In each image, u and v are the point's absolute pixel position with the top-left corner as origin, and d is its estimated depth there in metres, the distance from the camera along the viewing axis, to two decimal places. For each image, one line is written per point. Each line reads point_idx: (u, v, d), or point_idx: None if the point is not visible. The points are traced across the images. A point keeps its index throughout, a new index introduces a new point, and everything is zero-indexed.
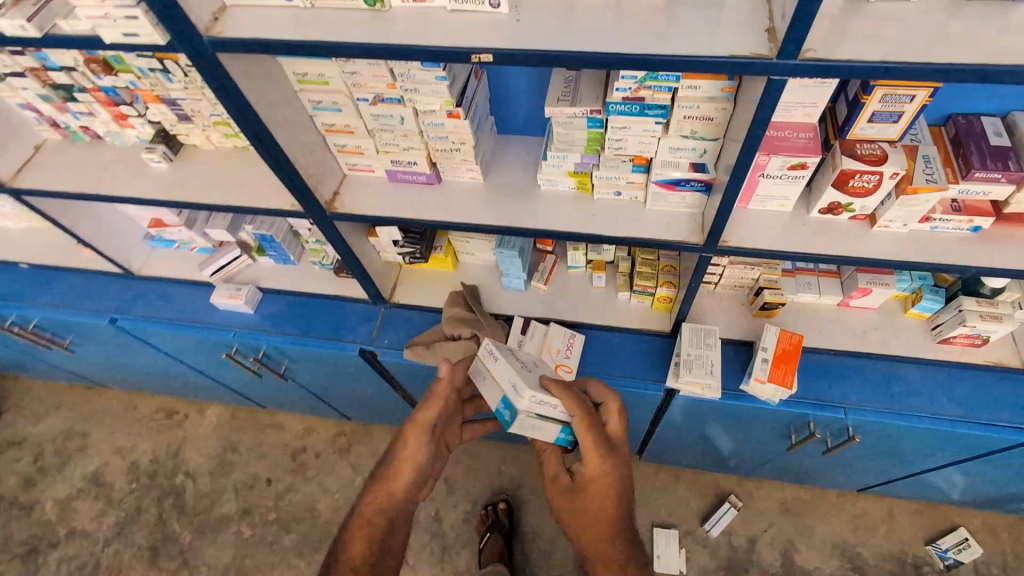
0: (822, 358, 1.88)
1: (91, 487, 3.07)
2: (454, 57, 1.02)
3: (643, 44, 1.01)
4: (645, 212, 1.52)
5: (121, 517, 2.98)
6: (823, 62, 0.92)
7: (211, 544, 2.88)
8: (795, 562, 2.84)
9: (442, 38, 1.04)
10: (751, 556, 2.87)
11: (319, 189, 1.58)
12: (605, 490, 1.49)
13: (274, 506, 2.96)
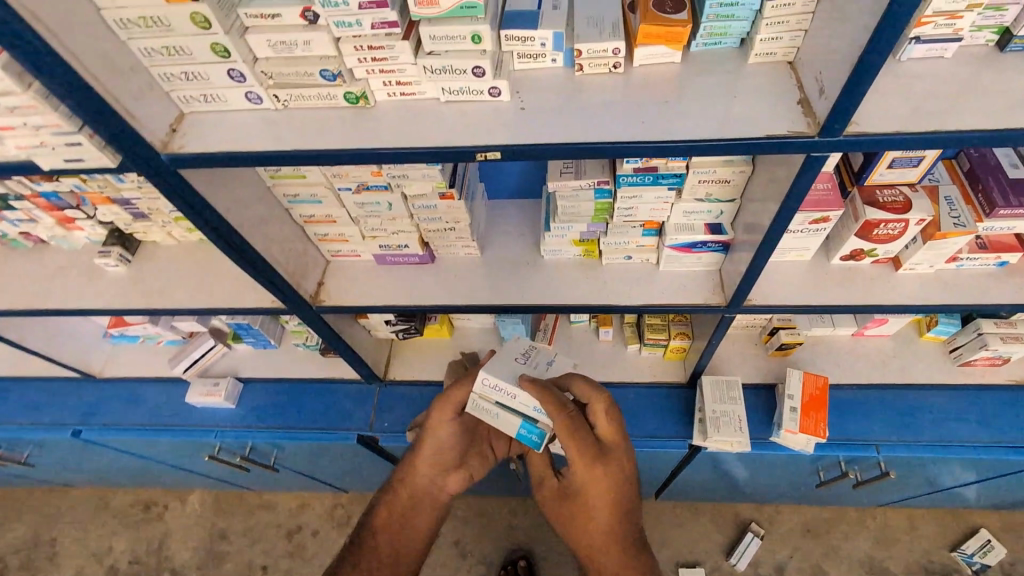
0: (846, 394, 1.81)
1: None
2: (455, 157, 0.91)
3: (665, 122, 0.91)
4: (658, 274, 1.44)
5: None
6: (871, 135, 0.83)
7: None
8: None
9: (440, 135, 0.93)
10: None
11: (302, 285, 1.43)
12: (599, 503, 1.31)
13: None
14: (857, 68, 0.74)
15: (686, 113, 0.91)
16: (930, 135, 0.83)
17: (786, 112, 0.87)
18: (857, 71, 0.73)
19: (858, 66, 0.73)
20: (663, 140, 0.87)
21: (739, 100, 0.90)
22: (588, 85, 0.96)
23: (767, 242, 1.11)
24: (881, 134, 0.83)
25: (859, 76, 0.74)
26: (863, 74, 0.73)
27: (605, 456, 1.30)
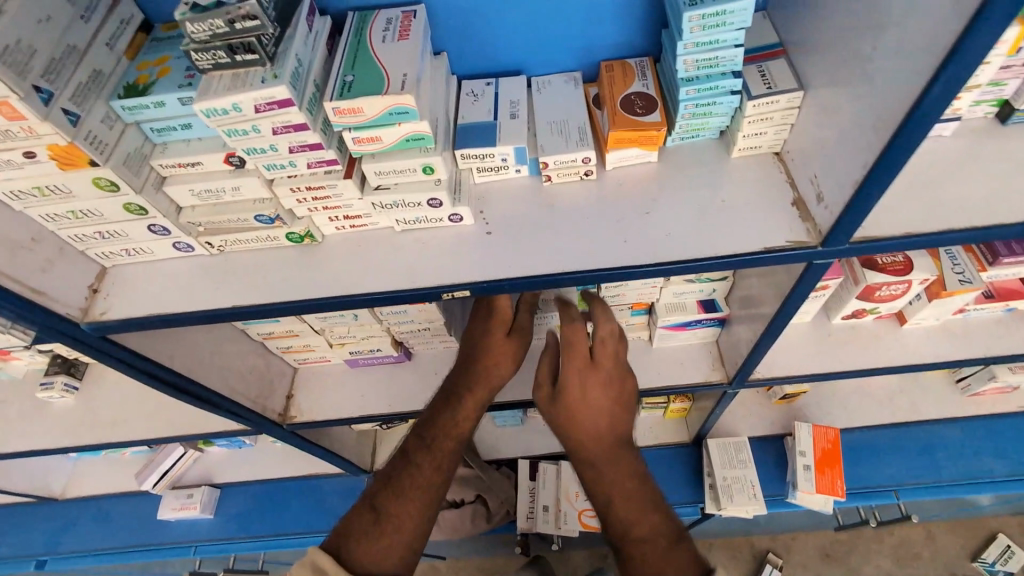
0: (858, 439, 1.73)
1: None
2: (417, 299, 0.80)
3: (649, 233, 0.80)
4: (652, 352, 1.34)
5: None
6: (877, 243, 0.74)
7: None
8: None
9: (398, 272, 0.82)
10: None
11: (268, 407, 1.31)
12: (587, 435, 0.97)
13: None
14: (863, 183, 0.65)
15: (674, 223, 0.80)
16: (953, 233, 0.73)
17: (786, 216, 0.78)
18: (864, 189, 0.65)
19: (866, 182, 0.65)
20: (654, 262, 0.77)
21: (729, 205, 0.81)
22: (558, 199, 0.86)
23: (767, 333, 1.04)
24: (900, 238, 0.74)
25: (868, 193, 0.65)
26: (873, 191, 0.65)
27: (597, 384, 0.99)
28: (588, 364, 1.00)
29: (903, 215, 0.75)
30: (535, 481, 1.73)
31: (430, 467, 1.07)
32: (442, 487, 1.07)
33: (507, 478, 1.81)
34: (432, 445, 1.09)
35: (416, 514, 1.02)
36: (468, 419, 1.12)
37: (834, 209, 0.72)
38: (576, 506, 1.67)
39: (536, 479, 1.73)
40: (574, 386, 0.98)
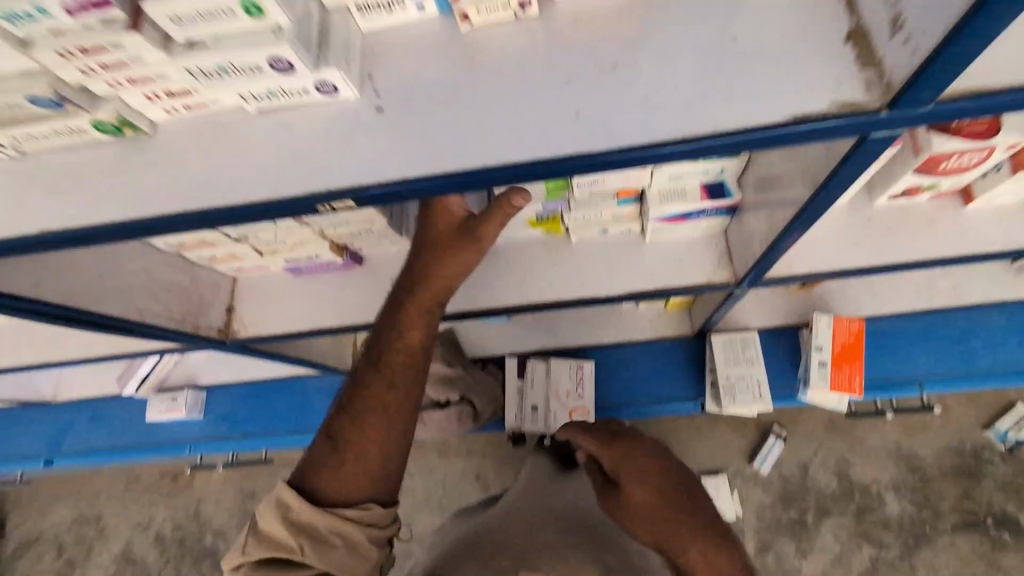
0: (886, 327, 1.53)
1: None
2: (277, 212, 0.56)
3: (617, 98, 0.52)
4: (645, 248, 1.10)
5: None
6: (982, 100, 0.45)
7: None
8: (852, 479, 2.29)
9: (250, 173, 0.57)
10: (806, 485, 2.30)
11: (202, 325, 1.14)
12: (672, 513, 0.96)
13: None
14: None
15: (657, 80, 0.51)
16: None
17: (835, 59, 0.49)
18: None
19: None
20: (620, 146, 0.50)
21: (744, 46, 0.51)
22: (480, 51, 0.57)
23: (789, 227, 0.77)
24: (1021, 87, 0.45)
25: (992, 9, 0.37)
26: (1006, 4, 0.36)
27: (652, 466, 1.01)
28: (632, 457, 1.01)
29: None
30: (522, 380, 1.62)
31: (386, 386, 0.90)
32: (407, 404, 0.90)
33: (492, 377, 1.71)
34: (382, 362, 0.90)
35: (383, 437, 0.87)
36: (419, 326, 0.90)
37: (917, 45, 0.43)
38: (566, 406, 1.58)
39: (524, 377, 1.62)
40: (635, 476, 0.98)
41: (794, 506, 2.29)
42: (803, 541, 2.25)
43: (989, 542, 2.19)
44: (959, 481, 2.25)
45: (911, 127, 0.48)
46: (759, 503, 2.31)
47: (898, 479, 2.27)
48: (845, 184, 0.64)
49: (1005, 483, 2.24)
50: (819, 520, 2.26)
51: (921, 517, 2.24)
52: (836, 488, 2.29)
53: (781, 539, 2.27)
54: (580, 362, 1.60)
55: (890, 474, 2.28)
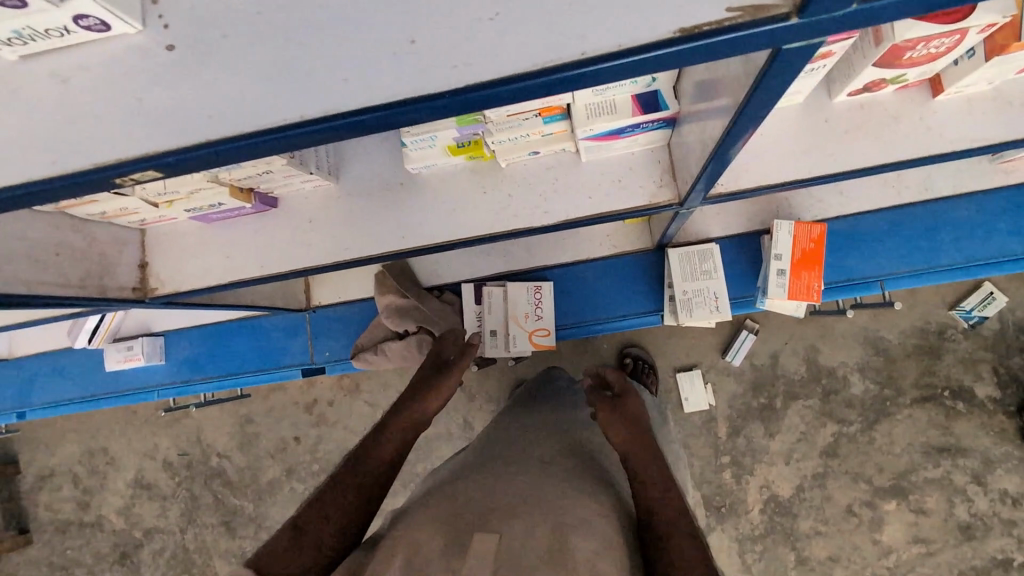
0: (850, 226, 1.47)
1: (107, 516, 2.82)
2: (60, 192, 0.45)
3: (458, 16, 0.40)
4: (584, 167, 1.00)
5: (147, 528, 2.79)
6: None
7: (274, 505, 2.67)
8: (820, 365, 2.22)
9: (15, 142, 0.45)
10: (775, 371, 2.23)
11: (112, 286, 1.05)
12: (637, 433, 0.95)
13: (292, 480, 2.66)
14: None
15: None
16: None
17: None
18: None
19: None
20: (462, 86, 0.39)
21: None
22: None
23: (732, 131, 0.65)
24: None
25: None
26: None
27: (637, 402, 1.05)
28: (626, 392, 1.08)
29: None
30: (479, 305, 1.58)
31: (353, 490, 0.85)
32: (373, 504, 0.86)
33: (449, 305, 1.62)
34: (357, 466, 0.89)
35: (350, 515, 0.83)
36: (395, 444, 0.95)
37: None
38: (525, 329, 1.57)
39: (481, 303, 1.58)
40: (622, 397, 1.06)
41: (762, 393, 2.23)
42: (770, 424, 2.22)
43: (943, 413, 2.15)
44: (921, 360, 2.17)
45: (822, 35, 0.37)
46: (730, 393, 2.24)
47: (863, 361, 2.20)
48: (769, 93, 0.53)
49: (965, 356, 2.15)
50: (787, 404, 2.22)
51: (883, 394, 2.18)
52: (803, 374, 2.22)
53: (751, 424, 2.23)
54: (537, 283, 1.55)
55: (856, 356, 2.20)
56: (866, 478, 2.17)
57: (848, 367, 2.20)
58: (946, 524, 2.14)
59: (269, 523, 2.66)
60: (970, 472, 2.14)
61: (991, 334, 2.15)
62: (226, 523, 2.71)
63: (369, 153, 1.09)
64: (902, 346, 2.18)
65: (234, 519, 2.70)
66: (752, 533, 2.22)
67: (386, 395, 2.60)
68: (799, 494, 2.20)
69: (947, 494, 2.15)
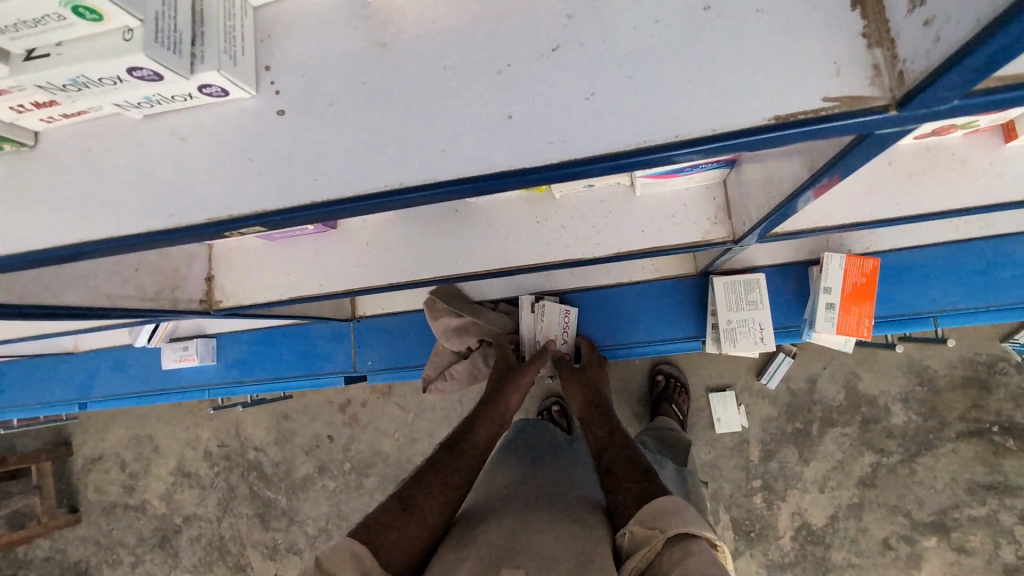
0: (903, 259, 1.44)
1: (151, 501, 2.95)
2: (186, 240, 0.49)
3: (553, 94, 0.42)
4: (639, 200, 1.00)
5: (187, 514, 2.90)
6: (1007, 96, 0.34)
7: (306, 500, 2.74)
8: (862, 393, 2.15)
9: (143, 193, 0.49)
10: (814, 398, 2.18)
11: (182, 298, 1.11)
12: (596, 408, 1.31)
13: (324, 477, 2.73)
14: None
15: (606, 69, 0.41)
16: None
17: (831, 34, 0.37)
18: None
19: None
20: (558, 162, 0.41)
21: (716, 18, 0.39)
22: (394, 29, 0.45)
23: (804, 184, 0.61)
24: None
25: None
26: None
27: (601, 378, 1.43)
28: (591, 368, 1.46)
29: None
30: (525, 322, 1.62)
31: (454, 468, 1.09)
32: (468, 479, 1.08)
33: (505, 316, 1.64)
34: (455, 450, 1.14)
35: (436, 507, 0.99)
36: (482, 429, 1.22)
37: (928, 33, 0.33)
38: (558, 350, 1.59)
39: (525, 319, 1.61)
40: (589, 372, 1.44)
41: (800, 419, 2.18)
42: (805, 450, 2.17)
43: (991, 450, 2.07)
44: (969, 394, 2.09)
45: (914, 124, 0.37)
46: (767, 417, 2.20)
47: (906, 391, 2.12)
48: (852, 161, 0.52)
49: (1018, 392, 2.06)
50: (823, 431, 2.17)
51: (926, 426, 2.10)
52: (842, 401, 2.16)
53: (785, 449, 2.19)
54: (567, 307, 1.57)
55: (899, 386, 2.13)
56: (905, 512, 2.11)
57: (892, 398, 2.14)
58: (989, 565, 2.06)
59: (301, 518, 2.74)
60: (1018, 513, 2.05)
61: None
62: (260, 515, 2.80)
63: None
64: (950, 378, 2.10)
65: (268, 512, 2.79)
66: (782, 560, 2.18)
67: (418, 400, 2.65)
68: (834, 524, 2.15)
69: (992, 533, 2.07)
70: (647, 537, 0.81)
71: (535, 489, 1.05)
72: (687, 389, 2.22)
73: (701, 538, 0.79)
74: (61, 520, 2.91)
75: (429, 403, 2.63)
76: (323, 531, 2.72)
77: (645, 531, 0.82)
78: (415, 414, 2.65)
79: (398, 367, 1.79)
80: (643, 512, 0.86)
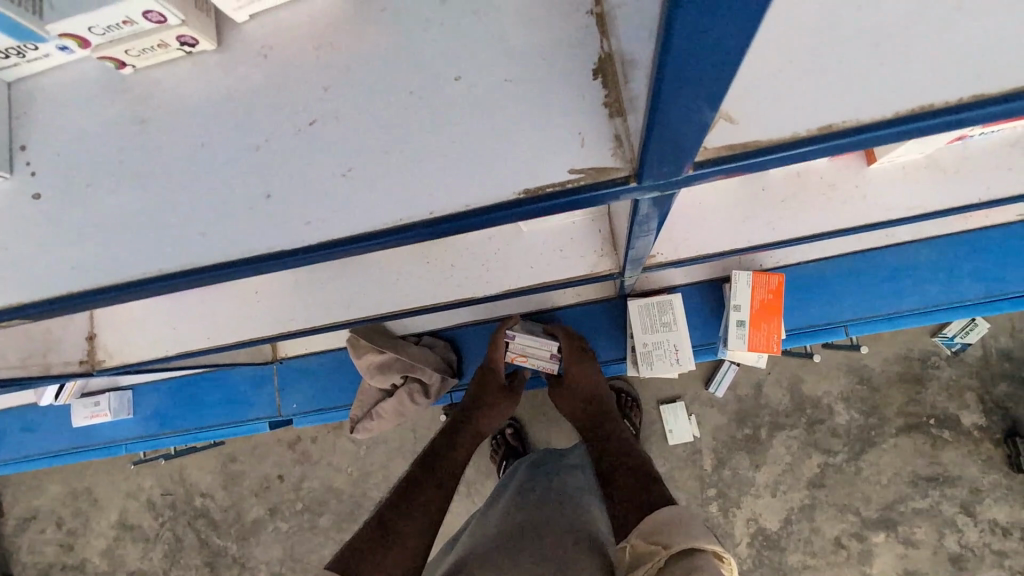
0: (813, 270, 1.46)
1: (91, 559, 2.77)
2: None
3: (313, 171, 0.40)
4: (525, 237, 0.99)
5: (131, 570, 2.74)
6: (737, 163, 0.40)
7: (258, 545, 2.63)
8: (805, 395, 2.19)
9: None
10: (760, 403, 2.20)
11: (54, 362, 1.05)
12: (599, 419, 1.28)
13: (275, 519, 2.62)
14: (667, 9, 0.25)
15: (361, 145, 0.39)
16: (872, 132, 0.39)
17: (572, 104, 0.36)
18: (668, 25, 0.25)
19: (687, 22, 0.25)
20: (320, 243, 0.39)
21: (468, 87, 0.38)
22: (149, 104, 0.43)
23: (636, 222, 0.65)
24: (820, 139, 0.39)
25: (684, 33, 0.25)
26: (696, 29, 0.25)
27: (595, 372, 1.36)
28: (582, 358, 1.37)
29: (784, 111, 0.39)
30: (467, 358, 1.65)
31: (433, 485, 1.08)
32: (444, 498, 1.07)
33: (428, 348, 1.62)
34: (433, 470, 1.12)
35: (420, 525, 0.97)
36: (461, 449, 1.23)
37: (645, 82, 0.32)
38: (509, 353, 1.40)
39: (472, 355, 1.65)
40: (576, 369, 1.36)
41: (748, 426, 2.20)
42: (755, 455, 2.19)
43: (930, 442, 2.12)
44: (905, 388, 2.15)
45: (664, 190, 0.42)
46: (716, 424, 2.22)
47: (847, 390, 2.17)
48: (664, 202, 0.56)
49: (950, 384, 2.13)
50: (772, 435, 2.19)
51: (868, 423, 2.15)
52: (788, 404, 2.19)
53: (737, 456, 2.20)
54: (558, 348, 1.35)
55: (840, 385, 2.18)
56: (854, 510, 2.14)
57: (832, 398, 2.18)
58: (936, 556, 2.10)
59: (252, 564, 2.62)
60: (959, 502, 2.10)
61: (975, 360, 2.13)
62: (209, 564, 2.66)
63: None
64: (885, 374, 2.16)
65: (217, 561, 2.66)
66: (741, 567, 2.18)
67: None
68: (788, 527, 2.17)
69: (937, 525, 2.11)
70: (648, 552, 0.76)
71: (527, 524, 1.03)
72: (637, 403, 2.19)
73: (706, 556, 0.73)
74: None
75: (381, 434, 2.56)
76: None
77: (647, 547, 0.77)
78: (366, 445, 2.57)
79: (326, 408, 1.75)
80: (644, 526, 0.83)
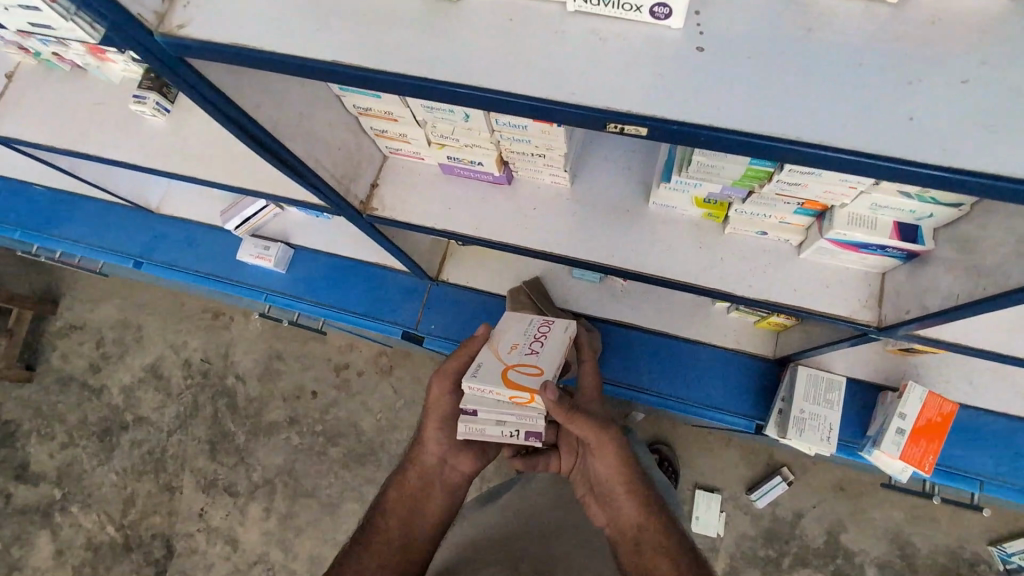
0: (973, 417, 1.49)
1: (110, 389, 2.76)
2: (582, 121, 0.58)
3: (959, 114, 0.51)
4: (797, 262, 1.10)
5: (140, 415, 2.71)
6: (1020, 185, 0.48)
7: (264, 445, 2.62)
8: (840, 543, 2.16)
9: (560, 66, 0.58)
10: (793, 530, 2.18)
11: (353, 192, 1.18)
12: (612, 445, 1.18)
13: (291, 431, 2.62)
14: None
15: (1000, 107, 0.50)
16: None
17: None
18: None
19: None
20: (949, 166, 0.50)
21: None
22: (821, 22, 0.55)
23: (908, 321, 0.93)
24: None
25: None
26: None
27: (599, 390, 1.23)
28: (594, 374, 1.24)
29: None
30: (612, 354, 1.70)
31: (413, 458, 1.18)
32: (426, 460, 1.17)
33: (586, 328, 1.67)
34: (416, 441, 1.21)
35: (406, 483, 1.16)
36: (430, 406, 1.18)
37: None
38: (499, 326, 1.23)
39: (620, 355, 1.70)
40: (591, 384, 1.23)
41: (773, 545, 2.18)
42: None
43: None
44: None
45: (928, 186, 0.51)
46: (741, 533, 2.20)
47: (884, 558, 2.13)
48: None
49: None
50: (793, 567, 2.15)
51: None
52: (820, 545, 2.16)
53: (750, 572, 2.16)
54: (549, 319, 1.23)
55: (879, 550, 2.14)
56: None
57: (866, 558, 2.14)
58: None
59: (252, 462, 2.60)
60: None
61: None
62: (212, 444, 2.64)
63: (594, 180, 1.20)
64: (928, 560, 2.12)
65: (221, 444, 2.64)
66: None
67: (414, 389, 2.60)
68: None
69: None
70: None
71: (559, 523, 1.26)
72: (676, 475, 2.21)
73: None
74: (14, 372, 2.69)
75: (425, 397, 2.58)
76: (267, 483, 2.58)
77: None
78: (406, 403, 2.60)
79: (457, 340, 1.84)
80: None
